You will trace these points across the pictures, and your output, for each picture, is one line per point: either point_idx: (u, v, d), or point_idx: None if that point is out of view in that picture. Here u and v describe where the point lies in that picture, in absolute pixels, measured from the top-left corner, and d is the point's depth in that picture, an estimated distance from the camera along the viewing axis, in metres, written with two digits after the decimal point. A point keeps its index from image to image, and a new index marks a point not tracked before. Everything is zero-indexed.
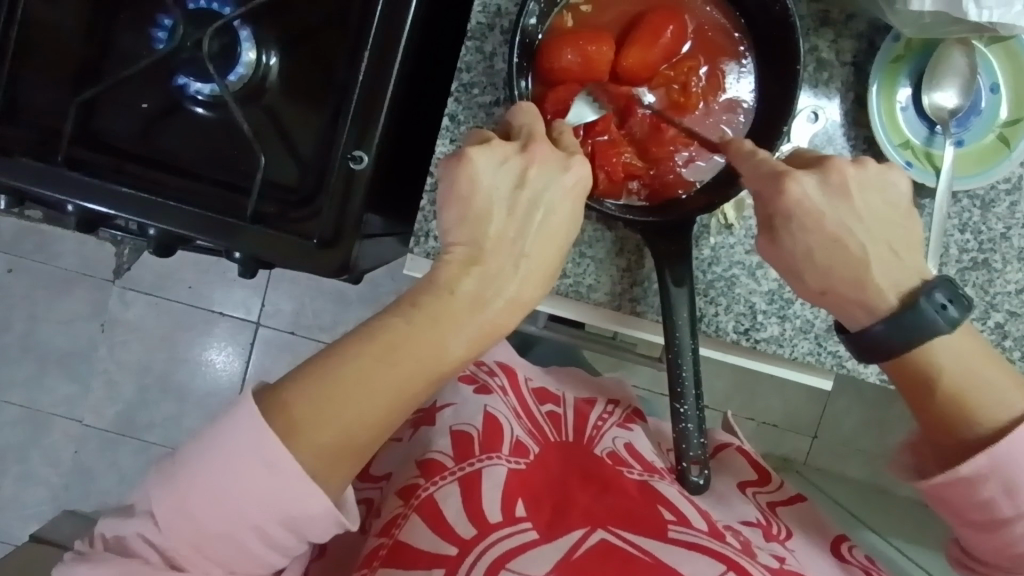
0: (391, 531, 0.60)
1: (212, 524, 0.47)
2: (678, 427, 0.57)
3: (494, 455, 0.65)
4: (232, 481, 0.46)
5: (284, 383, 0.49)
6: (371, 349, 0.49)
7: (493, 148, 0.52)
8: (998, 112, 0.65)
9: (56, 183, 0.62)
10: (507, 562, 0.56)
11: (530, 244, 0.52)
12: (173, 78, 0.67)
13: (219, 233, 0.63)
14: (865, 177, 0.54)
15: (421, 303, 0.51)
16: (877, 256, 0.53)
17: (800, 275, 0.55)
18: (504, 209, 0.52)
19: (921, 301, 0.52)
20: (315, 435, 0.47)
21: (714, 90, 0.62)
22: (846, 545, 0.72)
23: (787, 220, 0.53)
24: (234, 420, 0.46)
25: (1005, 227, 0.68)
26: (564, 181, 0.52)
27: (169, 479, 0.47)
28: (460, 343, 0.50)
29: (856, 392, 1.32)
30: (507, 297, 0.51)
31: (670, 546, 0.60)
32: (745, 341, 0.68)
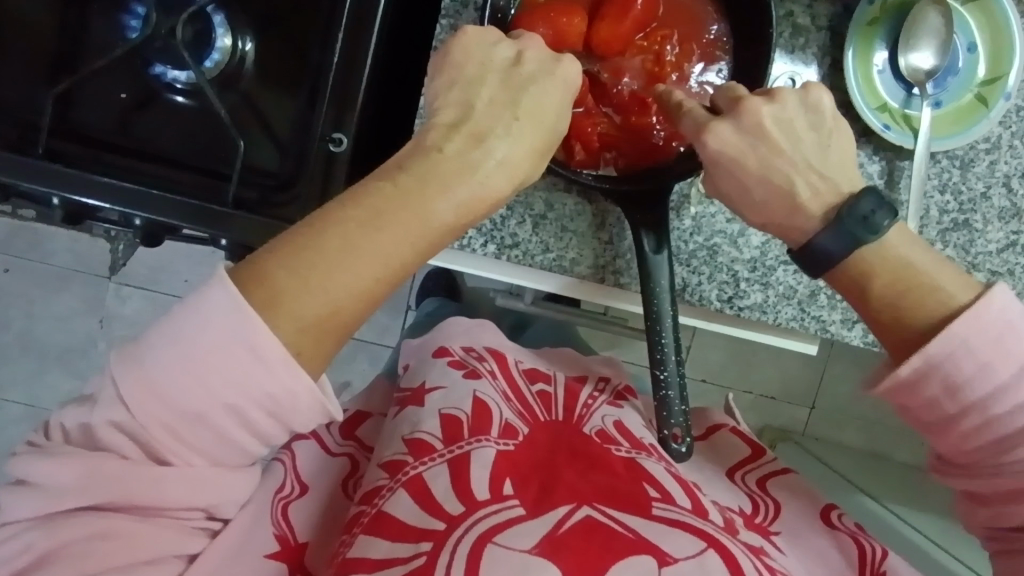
0: (374, 501, 0.61)
1: (182, 413, 0.45)
2: (659, 393, 0.58)
3: (482, 437, 0.65)
4: (203, 362, 0.44)
5: (260, 257, 0.47)
6: (354, 214, 0.48)
7: (486, 33, 0.55)
8: (976, 72, 0.65)
9: (37, 175, 0.62)
10: (493, 537, 0.55)
11: (522, 108, 0.53)
12: (148, 66, 0.67)
13: (204, 220, 0.63)
14: (783, 108, 0.54)
15: (408, 166, 0.50)
16: (802, 175, 0.54)
17: (740, 212, 0.57)
18: (498, 77, 0.54)
19: (844, 218, 0.52)
20: (297, 306, 0.46)
21: (687, 57, 0.62)
22: (836, 513, 0.70)
23: (716, 163, 0.54)
24: (207, 300, 0.44)
25: (985, 187, 0.68)
26: (557, 70, 0.54)
27: (135, 366, 0.44)
28: (449, 207, 0.50)
29: (850, 360, 1.33)
30: (498, 160, 0.52)
31: (654, 523, 0.59)
32: (728, 309, 0.69)
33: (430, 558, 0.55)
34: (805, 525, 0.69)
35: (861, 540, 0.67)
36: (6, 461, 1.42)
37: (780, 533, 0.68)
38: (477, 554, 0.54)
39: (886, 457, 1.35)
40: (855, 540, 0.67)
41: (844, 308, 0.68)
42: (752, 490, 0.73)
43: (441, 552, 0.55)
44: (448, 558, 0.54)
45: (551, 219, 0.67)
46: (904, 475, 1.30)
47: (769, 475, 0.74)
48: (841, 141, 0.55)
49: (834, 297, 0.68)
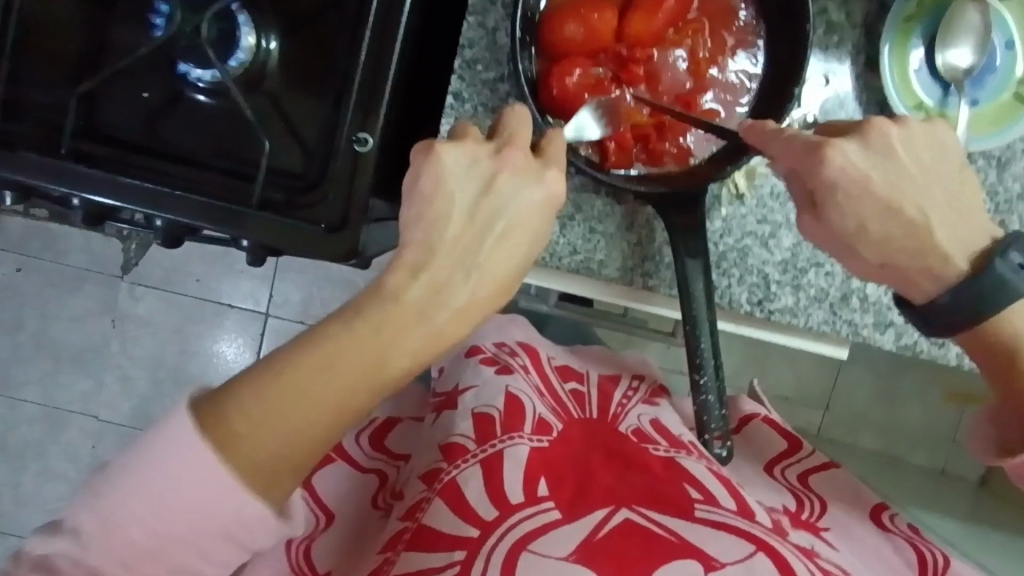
0: (415, 515, 0.60)
1: (155, 540, 0.46)
2: (699, 398, 0.58)
3: (515, 435, 0.64)
4: (173, 492, 0.46)
5: (221, 396, 0.47)
6: (310, 360, 0.48)
7: (463, 148, 0.51)
8: (1014, 70, 0.64)
9: (62, 177, 0.62)
10: (527, 545, 0.55)
11: (483, 257, 0.50)
12: (174, 66, 0.67)
13: (231, 223, 0.62)
14: (909, 133, 0.52)
15: (364, 312, 0.49)
16: (939, 217, 0.53)
17: (856, 249, 0.54)
18: (462, 212, 0.50)
19: (995, 262, 0.52)
20: (255, 450, 0.47)
21: (721, 50, 0.61)
22: (887, 513, 0.70)
23: (833, 191, 0.52)
24: (169, 432, 0.46)
25: (1022, 187, 0.66)
26: (532, 196, 0.50)
27: (98, 506, 0.46)
28: (403, 359, 0.49)
29: (868, 362, 1.31)
30: (454, 306, 0.50)
31: (696, 524, 0.58)
32: (759, 312, 0.67)
33: (464, 566, 0.54)
34: (855, 523, 0.69)
35: (920, 546, 0.66)
36: (18, 461, 1.41)
37: (831, 529, 0.68)
38: (512, 558, 0.54)
39: (903, 461, 1.34)
40: (912, 545, 0.67)
41: (877, 311, 0.67)
42: (793, 485, 0.72)
43: (475, 560, 0.54)
44: (482, 566, 0.54)
45: (579, 220, 0.66)
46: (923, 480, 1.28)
47: (813, 469, 0.73)
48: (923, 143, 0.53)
49: (867, 300, 0.67)
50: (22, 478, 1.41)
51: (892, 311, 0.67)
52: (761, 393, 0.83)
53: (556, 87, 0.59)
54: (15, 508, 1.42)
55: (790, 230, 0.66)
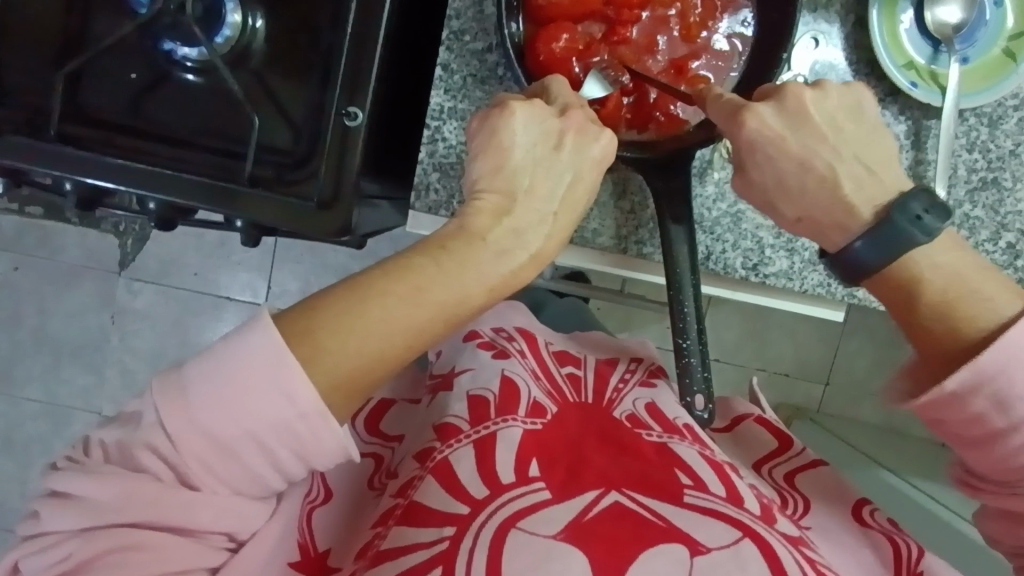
0: (406, 493, 0.60)
1: (215, 446, 0.44)
2: (682, 361, 0.57)
3: (509, 418, 0.64)
4: (244, 399, 0.44)
5: (310, 310, 0.46)
6: (397, 287, 0.48)
7: (533, 106, 0.52)
8: (1004, 24, 0.63)
9: (49, 159, 0.62)
10: (516, 523, 0.54)
11: (559, 204, 0.52)
12: (159, 43, 0.66)
13: (221, 201, 0.62)
14: (825, 97, 0.52)
15: (450, 247, 0.50)
16: (846, 170, 0.51)
17: (775, 205, 0.55)
18: (535, 165, 0.52)
19: (895, 214, 0.50)
20: (337, 364, 0.46)
21: (710, 15, 0.61)
22: (868, 509, 0.67)
23: (752, 149, 0.52)
24: (253, 341, 0.44)
25: (1014, 144, 0.66)
26: (592, 153, 0.52)
27: (171, 396, 0.44)
28: (482, 291, 0.49)
29: (866, 334, 1.32)
30: (531, 251, 0.51)
31: (685, 510, 0.57)
32: (753, 277, 0.68)
33: (454, 541, 0.54)
34: (836, 526, 0.66)
35: (896, 540, 0.63)
36: (24, 458, 1.41)
37: (812, 529, 0.65)
38: (500, 539, 0.53)
39: (905, 433, 1.34)
40: (889, 541, 0.63)
41: None
42: (779, 484, 0.70)
43: (465, 537, 0.54)
44: (470, 543, 0.54)
45: None
46: (924, 447, 1.29)
47: (798, 469, 0.71)
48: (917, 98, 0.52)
49: None
50: (28, 475, 1.41)
51: None
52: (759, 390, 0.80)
53: (543, 52, 0.59)
54: (22, 506, 1.42)
55: None
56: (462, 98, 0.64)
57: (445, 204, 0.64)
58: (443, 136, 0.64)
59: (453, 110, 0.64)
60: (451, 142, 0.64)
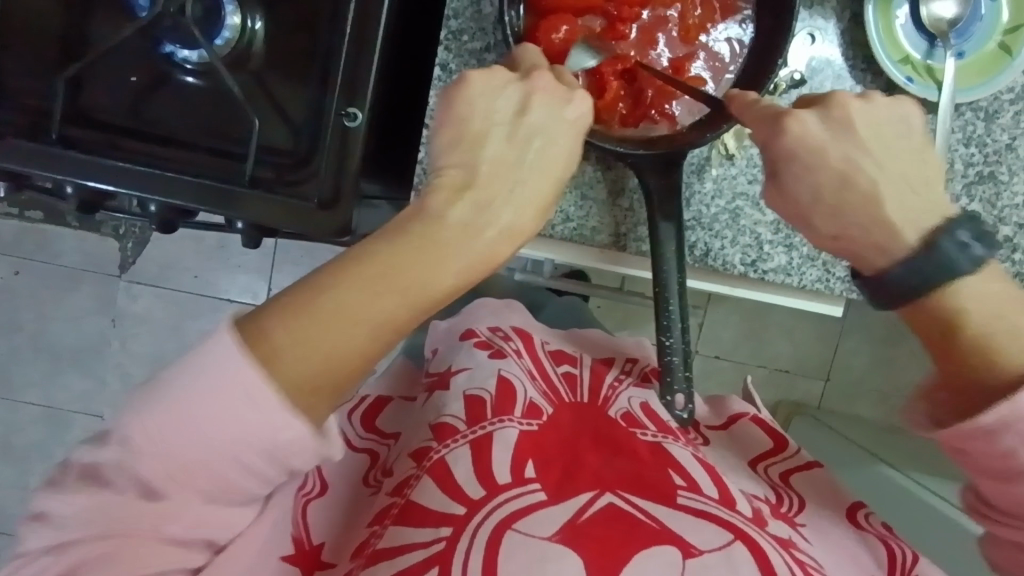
0: (402, 491, 0.61)
1: (190, 466, 0.42)
2: (664, 359, 0.57)
3: (505, 418, 0.64)
4: (216, 413, 0.41)
5: (264, 310, 0.44)
6: (354, 272, 0.45)
7: (492, 74, 0.51)
8: (999, 18, 0.64)
9: (50, 162, 0.62)
10: (511, 525, 0.54)
11: (529, 170, 0.50)
12: (159, 46, 0.67)
13: (222, 202, 0.63)
14: (874, 109, 0.51)
15: (413, 230, 0.47)
16: (889, 188, 0.50)
17: (810, 219, 0.53)
18: (499, 129, 0.50)
19: (943, 241, 0.49)
20: (298, 360, 0.42)
21: (709, 17, 0.61)
22: (863, 512, 0.67)
23: (789, 161, 0.50)
24: (219, 351, 0.41)
25: (1010, 138, 0.67)
26: (565, 115, 0.51)
27: (134, 415, 0.42)
28: (450, 271, 0.46)
29: (865, 330, 1.32)
30: (502, 227, 0.48)
31: (678, 512, 0.57)
32: (752, 273, 0.68)
33: (450, 542, 0.54)
34: (830, 523, 0.66)
35: (890, 544, 0.62)
36: (25, 463, 1.42)
37: (807, 526, 0.65)
38: (495, 540, 0.53)
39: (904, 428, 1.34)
40: (884, 544, 0.63)
41: None
42: (774, 481, 0.69)
43: (460, 538, 0.54)
44: (467, 545, 0.53)
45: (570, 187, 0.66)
46: None
47: (793, 469, 0.71)
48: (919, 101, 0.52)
49: None
50: (29, 479, 1.42)
51: None
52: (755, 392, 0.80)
53: (542, 43, 0.59)
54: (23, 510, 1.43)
55: None
56: None
57: None
58: None
59: None
60: None
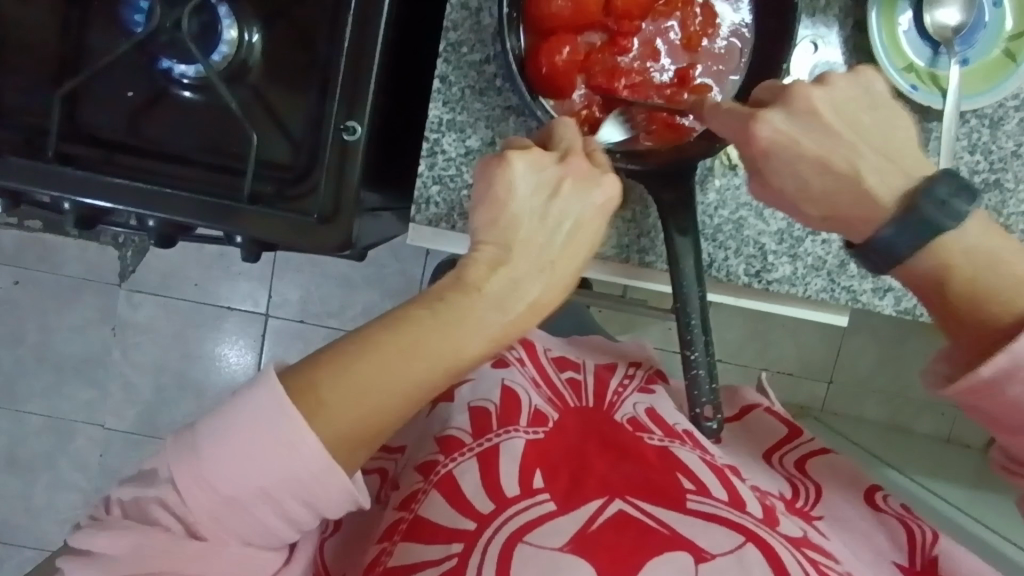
0: (409, 506, 0.59)
1: (225, 502, 0.43)
2: (689, 372, 0.58)
3: (511, 428, 0.64)
4: (255, 453, 0.43)
5: (310, 363, 0.45)
6: (397, 340, 0.46)
7: (532, 156, 0.50)
8: (1003, 25, 0.63)
9: (47, 180, 0.61)
10: (521, 538, 0.53)
11: (556, 252, 0.50)
12: (156, 62, 0.66)
13: (222, 218, 0.62)
14: (834, 91, 0.50)
15: (447, 298, 0.48)
16: (869, 165, 0.49)
17: (797, 207, 0.52)
18: (530, 218, 0.49)
19: (922, 202, 0.48)
20: (341, 420, 0.44)
21: (711, 21, 0.60)
22: (880, 494, 0.67)
23: (767, 158, 0.50)
24: (259, 395, 0.43)
25: (1016, 145, 0.66)
26: (595, 199, 0.50)
27: (186, 453, 0.43)
28: (483, 342, 0.47)
29: (869, 332, 1.31)
30: (529, 300, 0.49)
31: (688, 516, 0.56)
32: (757, 284, 0.67)
33: (461, 559, 0.53)
34: (849, 508, 0.66)
35: (910, 524, 0.63)
36: (27, 474, 1.41)
37: (824, 517, 0.66)
38: (506, 554, 0.52)
39: (908, 429, 1.34)
40: (903, 523, 0.63)
41: (875, 277, 0.67)
42: (790, 473, 0.71)
43: (471, 555, 0.52)
44: (478, 560, 0.52)
45: None
46: (927, 444, 1.29)
47: (811, 454, 0.72)
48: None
49: (864, 266, 0.67)
50: (32, 490, 1.41)
51: (889, 276, 0.67)
52: (767, 384, 0.83)
53: (545, 65, 0.58)
54: (27, 521, 1.42)
55: None
56: (461, 110, 0.64)
57: (445, 217, 0.64)
58: (443, 149, 0.64)
59: (452, 122, 0.64)
60: (451, 156, 0.64)
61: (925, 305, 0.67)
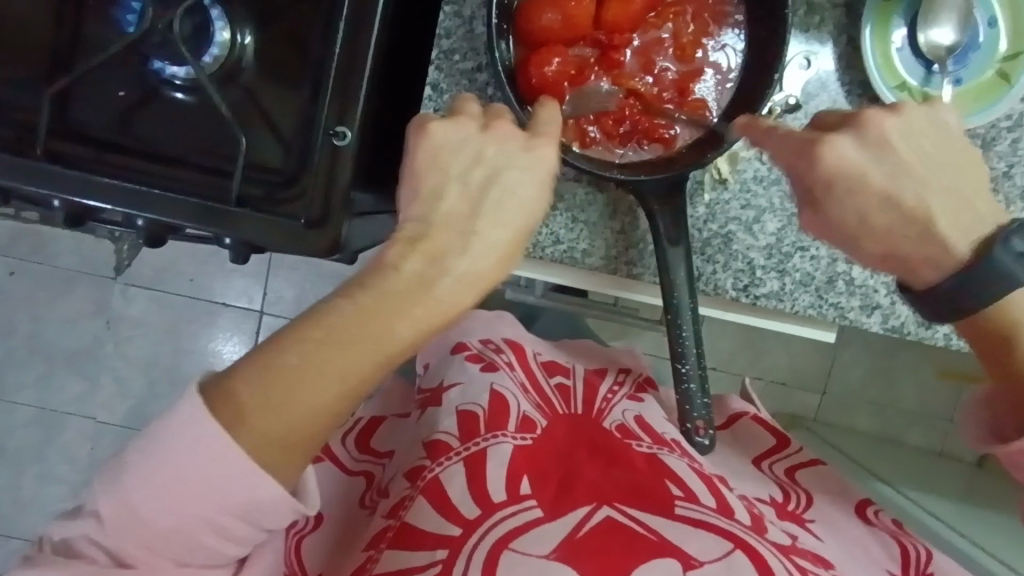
0: (397, 513, 0.58)
1: (170, 520, 0.47)
2: (682, 386, 0.58)
3: (499, 433, 0.63)
4: (188, 473, 0.46)
5: (230, 375, 0.47)
6: (314, 335, 0.46)
7: (457, 122, 0.50)
8: (997, 47, 0.63)
9: (34, 176, 0.61)
10: (509, 543, 0.53)
11: (481, 223, 0.48)
12: (147, 62, 0.66)
13: (208, 219, 0.62)
14: (908, 123, 0.51)
15: (366, 284, 0.47)
16: (939, 205, 0.50)
17: (859, 243, 0.53)
18: (457, 187, 0.49)
19: (996, 251, 0.49)
20: (264, 426, 0.46)
21: (703, 34, 0.60)
22: (871, 508, 0.68)
23: (830, 190, 0.50)
24: (175, 417, 0.46)
25: (1007, 165, 0.66)
26: (531, 169, 0.49)
27: (161, 447, 0.47)
28: (410, 327, 0.47)
29: (863, 345, 1.31)
30: (456, 276, 0.47)
31: (676, 522, 0.56)
32: (744, 298, 0.67)
33: (446, 565, 0.52)
34: (841, 519, 0.67)
35: (904, 540, 0.65)
36: (17, 465, 1.41)
37: (815, 520, 0.67)
38: (492, 559, 0.52)
39: (900, 442, 1.34)
40: (896, 539, 0.65)
41: (864, 294, 0.67)
42: (780, 479, 0.71)
43: (457, 560, 0.52)
44: (464, 565, 0.52)
45: (561, 210, 0.66)
46: (917, 457, 1.29)
47: (799, 466, 0.72)
48: (927, 123, 0.51)
49: (852, 282, 0.67)
50: (21, 481, 1.41)
51: (877, 293, 0.67)
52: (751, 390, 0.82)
53: (535, 76, 0.58)
54: (15, 512, 1.42)
55: (774, 214, 0.66)
56: None
57: None
58: None
59: None
60: None
61: (913, 323, 0.67)
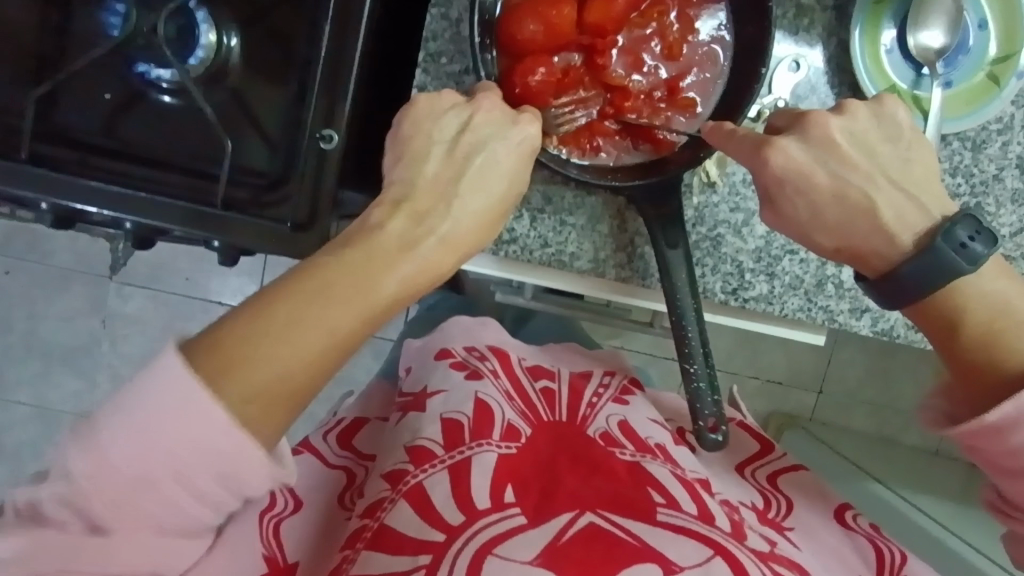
0: (375, 513, 0.59)
1: (132, 480, 0.41)
2: (690, 386, 0.58)
3: (483, 442, 0.63)
4: (165, 431, 0.40)
5: (217, 327, 0.44)
6: (305, 286, 0.45)
7: (439, 100, 0.54)
8: (987, 51, 0.63)
9: (21, 180, 0.61)
10: (493, 549, 0.53)
11: (464, 188, 0.52)
12: (132, 65, 0.66)
13: (193, 221, 0.62)
14: (851, 121, 0.53)
15: (353, 244, 0.47)
16: (885, 197, 0.51)
17: (811, 236, 0.53)
18: (441, 151, 0.52)
19: (940, 240, 0.49)
20: (252, 374, 0.42)
21: (689, 30, 0.60)
22: (850, 513, 0.69)
23: (780, 184, 0.52)
24: (159, 367, 0.41)
25: (998, 168, 0.65)
26: (509, 137, 0.53)
27: (82, 446, 0.41)
28: (398, 283, 0.47)
29: (858, 344, 1.31)
30: (440, 237, 0.49)
31: (657, 528, 0.56)
32: (733, 301, 0.67)
33: (429, 569, 0.52)
34: (820, 524, 0.67)
35: (879, 544, 0.65)
36: (14, 462, 1.41)
37: (794, 528, 0.67)
38: (473, 564, 0.52)
39: (896, 441, 1.33)
40: (872, 544, 0.65)
41: (853, 297, 0.67)
42: (762, 485, 0.71)
43: (440, 563, 0.52)
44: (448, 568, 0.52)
45: (549, 213, 0.65)
46: (914, 456, 1.29)
47: (779, 472, 0.72)
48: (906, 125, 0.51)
49: (842, 286, 0.66)
50: (18, 479, 1.41)
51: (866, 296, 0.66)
52: (738, 398, 0.81)
53: (519, 85, 0.57)
54: None
55: None
56: None
57: None
58: None
59: None
60: None
61: (902, 326, 0.67)
